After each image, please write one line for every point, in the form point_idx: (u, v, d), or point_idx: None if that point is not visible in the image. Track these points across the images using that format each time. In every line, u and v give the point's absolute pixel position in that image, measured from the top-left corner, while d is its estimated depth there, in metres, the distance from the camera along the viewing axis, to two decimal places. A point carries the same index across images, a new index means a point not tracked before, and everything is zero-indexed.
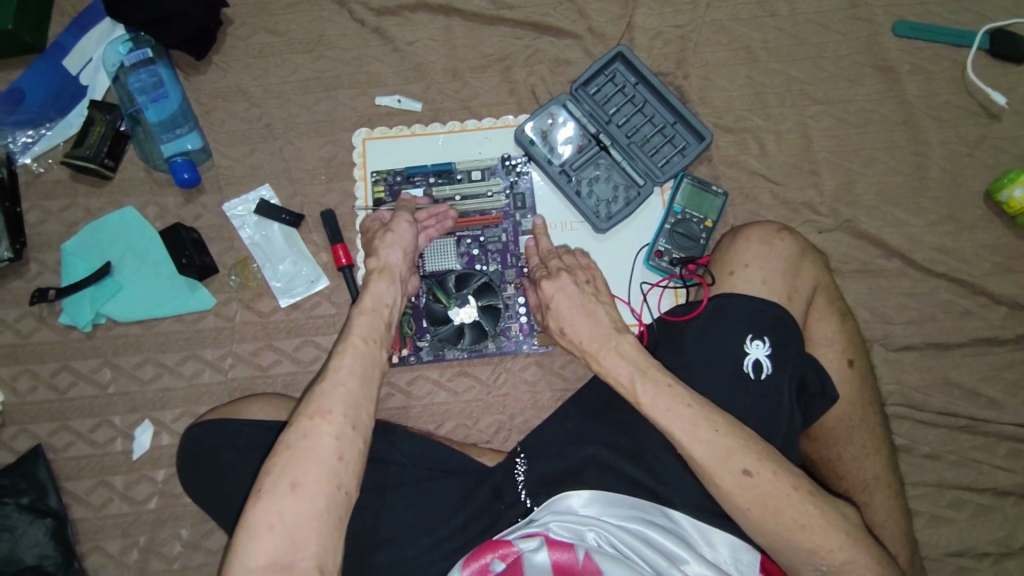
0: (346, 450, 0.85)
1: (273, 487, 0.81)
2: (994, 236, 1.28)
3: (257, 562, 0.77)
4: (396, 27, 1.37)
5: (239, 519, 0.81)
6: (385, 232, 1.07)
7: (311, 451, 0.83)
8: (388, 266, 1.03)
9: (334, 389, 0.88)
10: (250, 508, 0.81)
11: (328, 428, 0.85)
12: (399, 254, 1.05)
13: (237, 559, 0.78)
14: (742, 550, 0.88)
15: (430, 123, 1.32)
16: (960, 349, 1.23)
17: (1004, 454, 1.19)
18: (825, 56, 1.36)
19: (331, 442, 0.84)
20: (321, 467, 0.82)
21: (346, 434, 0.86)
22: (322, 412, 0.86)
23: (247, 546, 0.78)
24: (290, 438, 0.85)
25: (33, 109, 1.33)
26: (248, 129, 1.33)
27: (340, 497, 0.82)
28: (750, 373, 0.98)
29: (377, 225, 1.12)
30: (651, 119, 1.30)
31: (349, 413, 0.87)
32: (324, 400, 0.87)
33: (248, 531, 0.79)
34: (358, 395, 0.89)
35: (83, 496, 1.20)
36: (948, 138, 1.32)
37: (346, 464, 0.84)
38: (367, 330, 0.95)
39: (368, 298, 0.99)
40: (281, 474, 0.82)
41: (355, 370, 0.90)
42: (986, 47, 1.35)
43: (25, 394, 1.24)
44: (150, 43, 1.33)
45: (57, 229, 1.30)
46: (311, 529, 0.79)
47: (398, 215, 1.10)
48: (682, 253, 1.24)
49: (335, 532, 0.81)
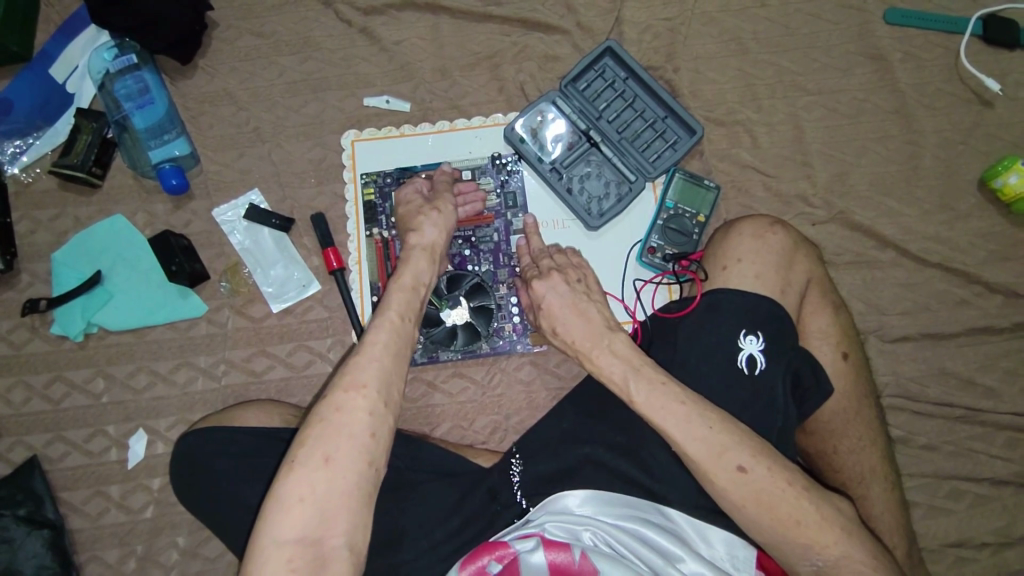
0: (378, 427, 0.84)
1: (307, 458, 0.81)
2: (989, 224, 1.27)
3: (288, 534, 0.77)
4: (383, 26, 1.36)
5: (270, 489, 0.81)
6: (432, 212, 1.09)
7: (345, 425, 0.83)
8: (428, 244, 1.05)
9: (368, 363, 0.87)
10: (281, 477, 0.80)
11: (362, 403, 0.84)
12: (442, 234, 1.07)
13: (265, 530, 0.77)
14: (737, 546, 0.87)
15: (420, 123, 1.31)
16: (957, 340, 1.23)
17: (1002, 443, 1.18)
18: (816, 46, 1.35)
19: (364, 418, 0.84)
20: (354, 443, 0.82)
21: (379, 410, 0.85)
22: (356, 386, 0.85)
23: (278, 517, 0.78)
24: (325, 410, 0.84)
25: (20, 120, 1.32)
26: (236, 133, 1.32)
27: (370, 473, 0.82)
28: (744, 369, 0.97)
29: (418, 199, 1.12)
30: (642, 114, 1.29)
31: (382, 390, 0.86)
32: (358, 375, 0.86)
33: (279, 503, 0.78)
34: (392, 372, 0.88)
35: (79, 506, 1.20)
36: (942, 126, 1.31)
37: (378, 442, 0.84)
38: (402, 306, 0.95)
39: (405, 274, 0.99)
40: (314, 446, 0.82)
41: (390, 346, 0.90)
42: (978, 33, 1.33)
43: (20, 406, 1.24)
44: (135, 49, 1.32)
45: (47, 239, 1.30)
46: (342, 504, 0.79)
47: (442, 197, 1.13)
48: (674, 248, 1.23)
49: (365, 509, 0.81)
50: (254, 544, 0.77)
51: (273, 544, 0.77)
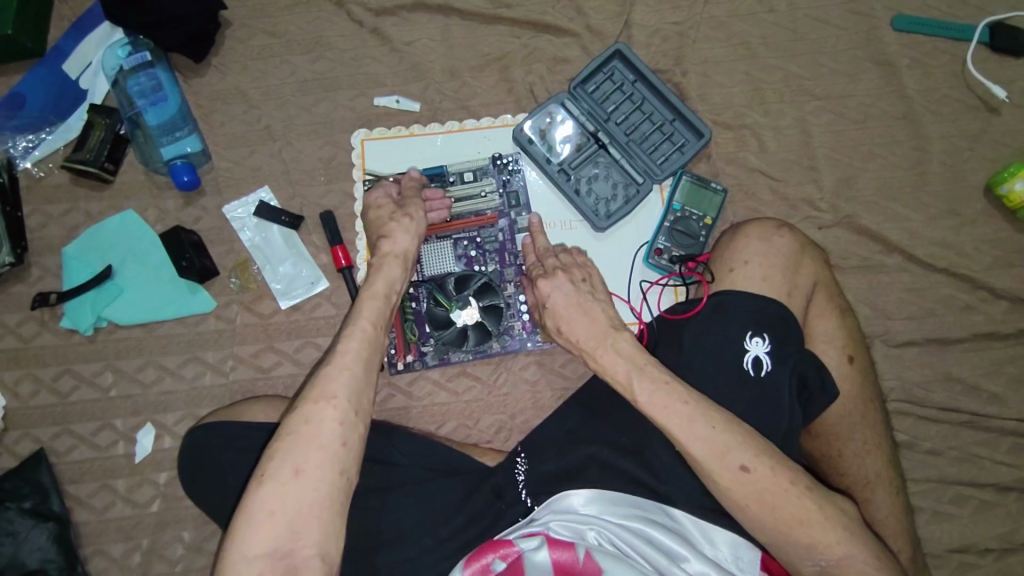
0: (349, 437, 0.85)
1: (276, 471, 0.81)
2: (995, 230, 1.28)
3: (259, 547, 0.77)
4: (394, 27, 1.37)
5: (240, 504, 0.81)
6: (404, 218, 1.10)
7: (315, 436, 0.84)
8: (400, 251, 1.06)
9: (339, 374, 0.89)
10: (250, 492, 0.81)
11: (332, 413, 0.85)
12: (413, 239, 1.08)
13: (237, 544, 0.78)
14: (742, 547, 0.88)
15: (429, 123, 1.32)
16: (962, 345, 1.23)
17: (1007, 449, 1.19)
18: (824, 52, 1.35)
19: (335, 428, 0.84)
20: (324, 453, 0.83)
21: (349, 420, 0.86)
22: (327, 397, 0.86)
23: (248, 532, 0.78)
24: (294, 422, 0.85)
25: (32, 114, 1.33)
26: (247, 131, 1.33)
27: (342, 483, 0.83)
28: (750, 371, 0.97)
29: (388, 204, 1.13)
30: (650, 117, 1.30)
31: (351, 399, 0.87)
32: (329, 386, 0.87)
33: (249, 517, 0.79)
34: (362, 382, 0.89)
35: (86, 499, 1.21)
36: (949, 132, 1.32)
37: (348, 451, 0.84)
38: (373, 315, 0.96)
39: (378, 284, 1.01)
40: (283, 459, 0.82)
41: (360, 357, 0.91)
42: (986, 41, 1.34)
43: (28, 399, 1.25)
44: (148, 46, 1.33)
45: (58, 233, 1.31)
46: (313, 515, 0.80)
47: (412, 201, 1.13)
48: (681, 250, 1.23)
49: (337, 520, 0.81)
50: (224, 560, 0.78)
51: (243, 559, 0.77)
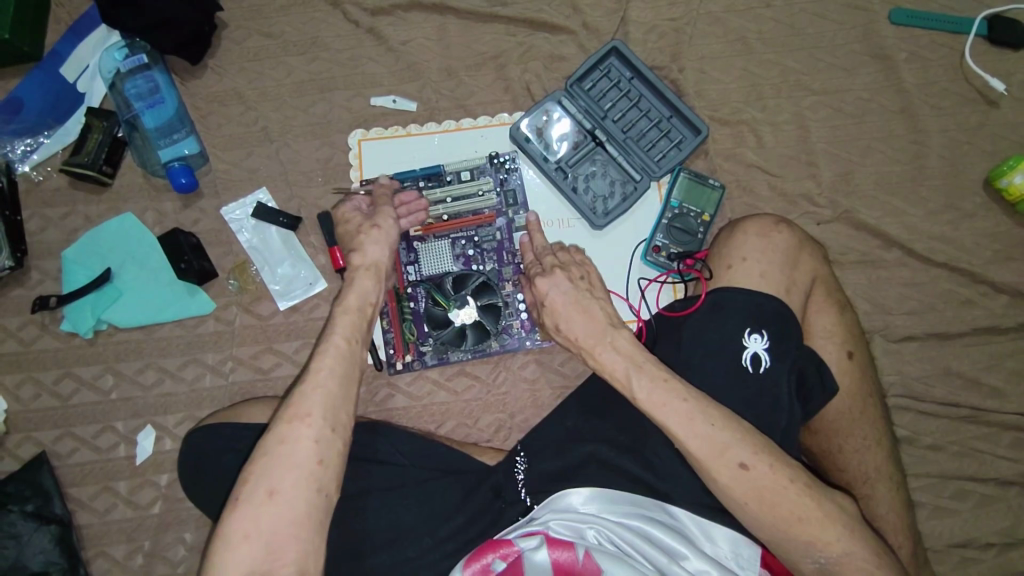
0: (325, 454, 0.86)
1: (250, 494, 0.82)
2: (995, 225, 1.27)
3: (235, 570, 0.78)
4: (390, 27, 1.37)
5: (216, 528, 0.82)
6: (372, 229, 1.08)
7: (291, 455, 0.84)
8: (371, 263, 1.05)
9: (313, 391, 0.89)
10: (226, 516, 0.81)
11: (306, 431, 0.86)
12: (385, 250, 1.07)
13: (214, 568, 0.78)
14: (741, 544, 0.88)
15: (426, 123, 1.32)
16: (962, 339, 1.23)
17: (1008, 444, 1.18)
18: (821, 46, 1.35)
19: (310, 446, 0.85)
20: (300, 472, 0.83)
21: (325, 437, 0.86)
22: (300, 416, 0.87)
23: (224, 555, 0.78)
24: (268, 444, 0.85)
25: (29, 119, 1.33)
26: (244, 132, 1.33)
27: (319, 500, 0.83)
28: (748, 368, 0.97)
29: (356, 217, 1.11)
30: (646, 114, 1.29)
31: (326, 416, 0.88)
32: (302, 404, 0.88)
33: (224, 541, 0.79)
34: (338, 398, 0.90)
35: (88, 502, 1.21)
36: (948, 126, 1.31)
37: (325, 469, 0.85)
38: (346, 330, 0.96)
39: (352, 297, 1.01)
40: (257, 481, 0.83)
41: (334, 373, 0.91)
42: (984, 34, 1.33)
43: (30, 402, 1.25)
44: (145, 49, 1.33)
45: (57, 237, 1.31)
46: (290, 534, 0.80)
47: (382, 210, 1.11)
48: (679, 247, 1.23)
49: (315, 538, 0.81)
50: None
51: None
